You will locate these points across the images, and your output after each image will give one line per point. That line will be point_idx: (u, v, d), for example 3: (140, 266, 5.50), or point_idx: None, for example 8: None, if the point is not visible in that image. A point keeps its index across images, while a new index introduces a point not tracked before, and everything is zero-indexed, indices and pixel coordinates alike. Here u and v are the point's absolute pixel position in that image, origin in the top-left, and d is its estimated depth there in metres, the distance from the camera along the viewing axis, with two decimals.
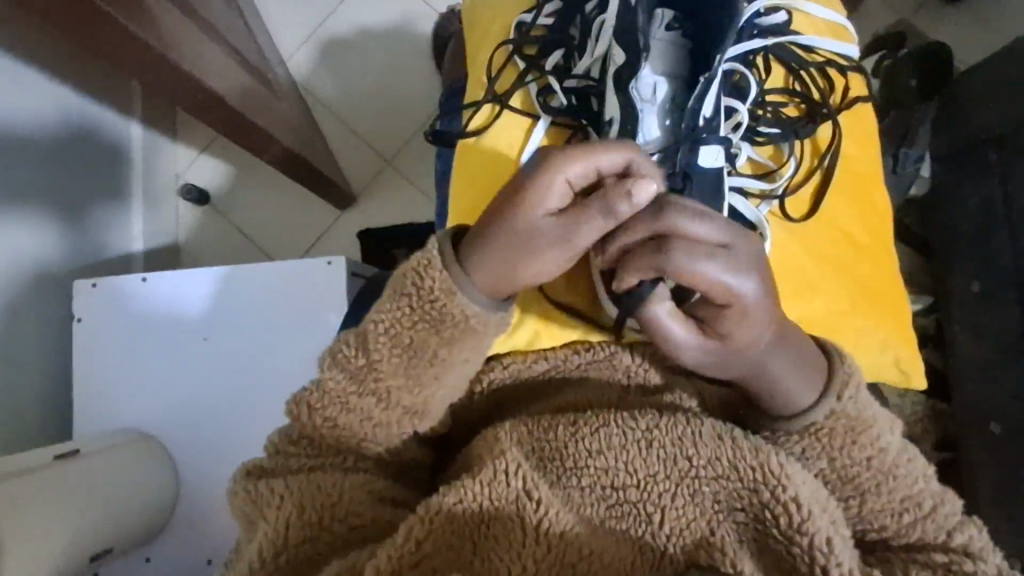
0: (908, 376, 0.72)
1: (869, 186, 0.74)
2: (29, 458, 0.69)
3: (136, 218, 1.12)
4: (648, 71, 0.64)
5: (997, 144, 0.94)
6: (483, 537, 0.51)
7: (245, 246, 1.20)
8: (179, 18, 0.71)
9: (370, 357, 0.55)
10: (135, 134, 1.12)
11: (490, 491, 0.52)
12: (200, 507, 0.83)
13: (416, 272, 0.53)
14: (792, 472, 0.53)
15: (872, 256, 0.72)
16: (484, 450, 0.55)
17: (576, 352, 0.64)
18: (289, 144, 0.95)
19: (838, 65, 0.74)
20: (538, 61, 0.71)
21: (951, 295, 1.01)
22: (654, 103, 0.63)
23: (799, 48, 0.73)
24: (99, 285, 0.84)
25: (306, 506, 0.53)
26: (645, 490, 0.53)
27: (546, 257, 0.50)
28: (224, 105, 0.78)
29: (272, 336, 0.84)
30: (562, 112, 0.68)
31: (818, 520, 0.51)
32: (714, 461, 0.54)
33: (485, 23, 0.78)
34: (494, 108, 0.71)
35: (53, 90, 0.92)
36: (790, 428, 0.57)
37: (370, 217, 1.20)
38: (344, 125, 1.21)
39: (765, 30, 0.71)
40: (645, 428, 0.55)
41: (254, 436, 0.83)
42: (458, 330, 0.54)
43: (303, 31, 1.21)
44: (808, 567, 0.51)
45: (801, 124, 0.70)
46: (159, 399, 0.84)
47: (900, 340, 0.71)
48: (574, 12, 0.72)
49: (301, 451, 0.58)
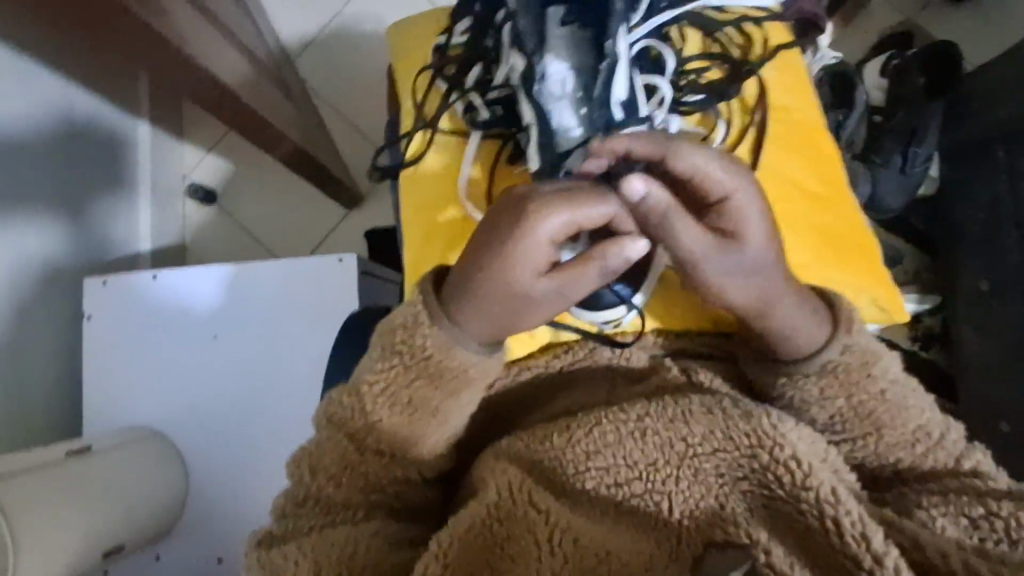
0: (890, 312, 0.71)
1: (813, 127, 0.74)
2: (44, 453, 0.69)
3: (143, 216, 1.12)
4: (557, 68, 0.61)
5: (1004, 143, 0.95)
6: (500, 560, 0.51)
7: (252, 246, 1.20)
8: (187, 10, 0.70)
9: (370, 419, 0.55)
10: (143, 132, 1.12)
11: (495, 504, 0.53)
12: (211, 505, 0.83)
13: (405, 330, 0.53)
14: (786, 431, 0.52)
15: (825, 201, 0.71)
16: (486, 470, 0.57)
17: (557, 356, 0.64)
18: (297, 142, 0.94)
19: (753, 19, 0.76)
20: (460, 79, 0.73)
21: (958, 293, 1.01)
22: (566, 96, 0.62)
23: (713, 11, 0.76)
24: (109, 282, 0.84)
25: (323, 566, 0.51)
26: (648, 480, 0.52)
27: (540, 307, 0.51)
28: (233, 100, 0.78)
29: (279, 333, 0.83)
30: (489, 126, 0.69)
31: (820, 474, 0.51)
32: (710, 436, 0.53)
33: (412, 54, 0.81)
34: (426, 135, 0.74)
35: (61, 86, 0.92)
36: (806, 370, 0.57)
37: (374, 217, 1.20)
38: (348, 123, 1.21)
39: (675, 3, 0.72)
40: (636, 418, 0.55)
41: (266, 438, 0.83)
42: (459, 381, 0.54)
43: (306, 28, 1.21)
44: (820, 522, 0.49)
45: (725, 85, 0.71)
46: (168, 397, 0.84)
47: (874, 280, 0.70)
48: (487, 23, 0.71)
49: (309, 513, 0.55)
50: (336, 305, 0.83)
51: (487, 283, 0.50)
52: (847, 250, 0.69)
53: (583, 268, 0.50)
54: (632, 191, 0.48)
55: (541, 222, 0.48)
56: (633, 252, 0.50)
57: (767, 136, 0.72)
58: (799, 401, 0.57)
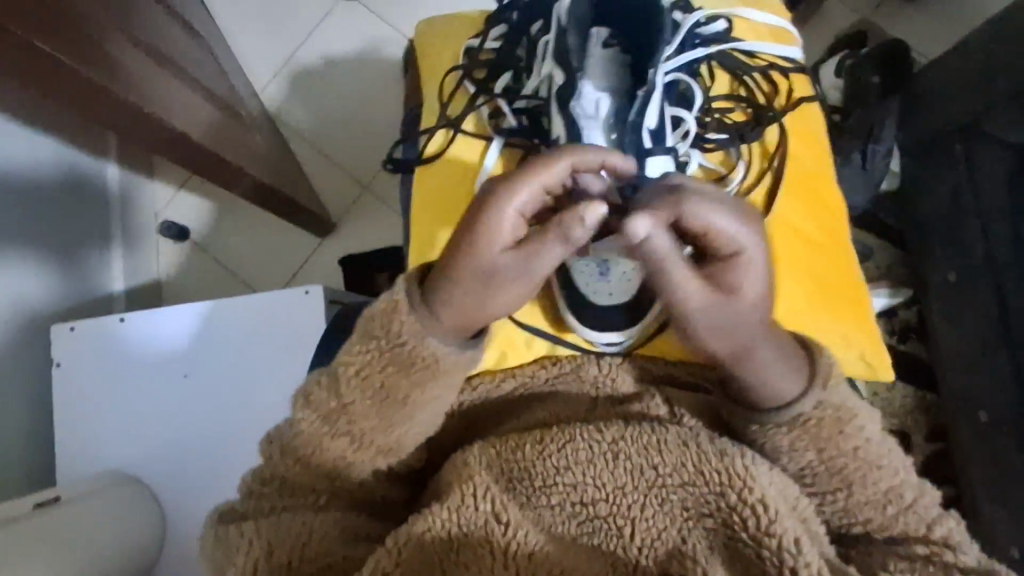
0: (873, 368, 0.72)
1: (823, 183, 0.74)
2: (12, 506, 0.69)
3: (117, 259, 1.12)
4: (590, 89, 0.68)
5: (960, 137, 0.94)
6: (452, 566, 0.47)
7: (228, 280, 1.20)
8: (143, 60, 0.71)
9: (342, 399, 0.54)
10: (112, 176, 1.12)
11: (457, 517, 0.49)
12: (185, 547, 0.83)
13: (383, 314, 0.53)
14: (758, 472, 0.50)
15: (825, 251, 0.72)
16: (452, 477, 0.52)
17: (543, 367, 0.65)
18: (264, 179, 0.95)
19: (779, 67, 0.77)
20: (488, 84, 0.76)
21: (929, 284, 1.01)
22: (597, 118, 0.68)
23: (741, 54, 0.77)
24: (77, 329, 0.84)
25: (275, 550, 0.51)
26: (614, 503, 0.51)
27: (514, 286, 0.52)
28: (195, 147, 0.79)
29: (252, 370, 0.83)
30: (513, 133, 0.72)
31: (786, 521, 0.48)
32: (681, 468, 0.51)
33: (433, 53, 0.81)
34: (448, 134, 0.74)
35: (26, 136, 0.92)
36: (779, 420, 0.56)
37: (350, 243, 1.20)
38: (317, 152, 1.21)
39: (707, 39, 0.75)
40: (610, 439, 0.53)
41: (230, 474, 0.82)
42: (428, 371, 0.54)
43: (273, 62, 1.22)
44: (778, 571, 0.47)
45: (748, 127, 0.73)
46: (142, 440, 0.84)
47: (865, 334, 0.72)
48: (519, 36, 0.76)
49: (273, 493, 0.55)
50: (305, 337, 0.83)
51: (466, 264, 0.51)
52: (842, 300, 0.71)
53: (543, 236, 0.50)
54: (641, 230, 0.47)
55: (510, 184, 0.51)
56: (588, 221, 0.48)
57: (782, 185, 0.72)
58: (772, 448, 0.57)
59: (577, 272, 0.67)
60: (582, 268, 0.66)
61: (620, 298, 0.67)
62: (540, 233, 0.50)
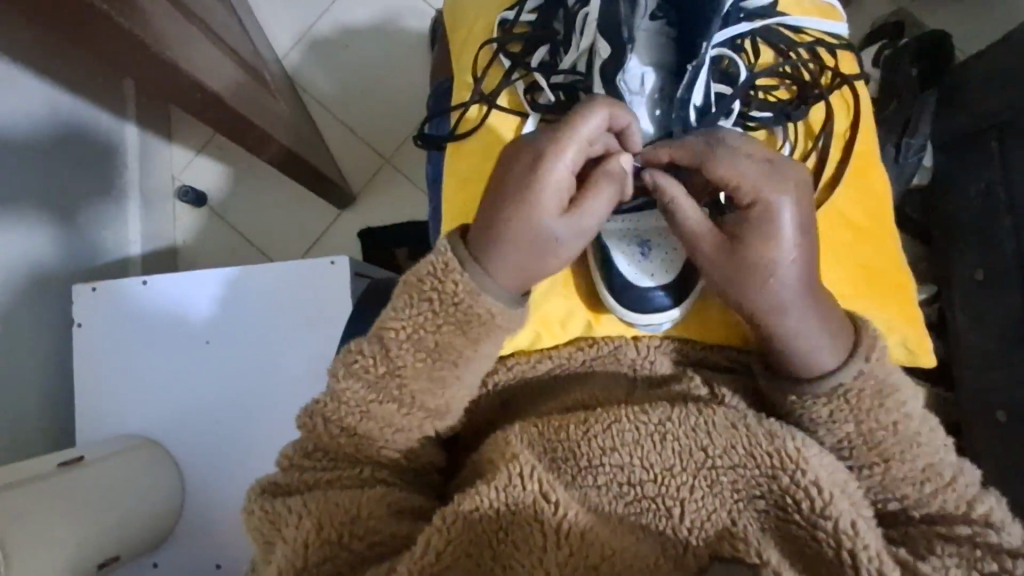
0: (915, 356, 0.68)
1: (866, 169, 0.70)
2: (33, 465, 0.67)
3: (132, 220, 1.11)
4: (635, 64, 0.67)
5: (997, 134, 0.83)
6: (503, 544, 0.47)
7: (248, 246, 1.18)
8: (173, 17, 0.69)
9: (393, 363, 0.53)
10: (130, 137, 1.11)
11: (506, 495, 0.48)
12: (207, 518, 0.83)
13: (434, 274, 0.53)
14: (809, 455, 0.49)
15: (869, 236, 0.68)
16: (496, 456, 0.52)
17: (581, 349, 0.64)
18: (289, 145, 0.93)
19: (827, 44, 0.73)
20: (524, 58, 0.73)
21: (952, 282, 0.90)
22: (642, 94, 0.67)
23: (787, 29, 0.74)
24: (99, 289, 0.83)
25: (324, 525, 0.49)
26: (662, 484, 0.49)
27: (570, 242, 0.54)
28: (221, 109, 0.77)
29: (280, 336, 0.82)
30: (550, 109, 0.69)
31: (840, 504, 0.47)
32: (731, 449, 0.50)
33: (468, 23, 0.78)
34: (482, 108, 0.72)
35: (43, 90, 0.90)
36: (815, 392, 0.54)
37: (372, 215, 1.18)
38: (340, 122, 1.20)
39: (751, 14, 0.72)
40: (657, 422, 0.52)
41: (258, 446, 0.82)
42: (485, 327, 0.53)
43: (296, 30, 1.20)
44: (835, 553, 0.47)
45: (793, 107, 0.70)
46: (163, 405, 0.83)
47: (904, 321, 0.68)
48: (557, 6, 0.73)
49: (315, 466, 0.54)
50: (334, 307, 0.82)
51: (527, 221, 0.52)
52: (886, 287, 0.67)
53: (594, 191, 0.54)
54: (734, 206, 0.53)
55: (560, 148, 0.52)
56: (622, 164, 0.56)
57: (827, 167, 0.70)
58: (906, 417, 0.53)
59: (614, 257, 0.63)
60: (621, 247, 0.63)
61: (668, 275, 0.62)
62: (588, 187, 0.54)
